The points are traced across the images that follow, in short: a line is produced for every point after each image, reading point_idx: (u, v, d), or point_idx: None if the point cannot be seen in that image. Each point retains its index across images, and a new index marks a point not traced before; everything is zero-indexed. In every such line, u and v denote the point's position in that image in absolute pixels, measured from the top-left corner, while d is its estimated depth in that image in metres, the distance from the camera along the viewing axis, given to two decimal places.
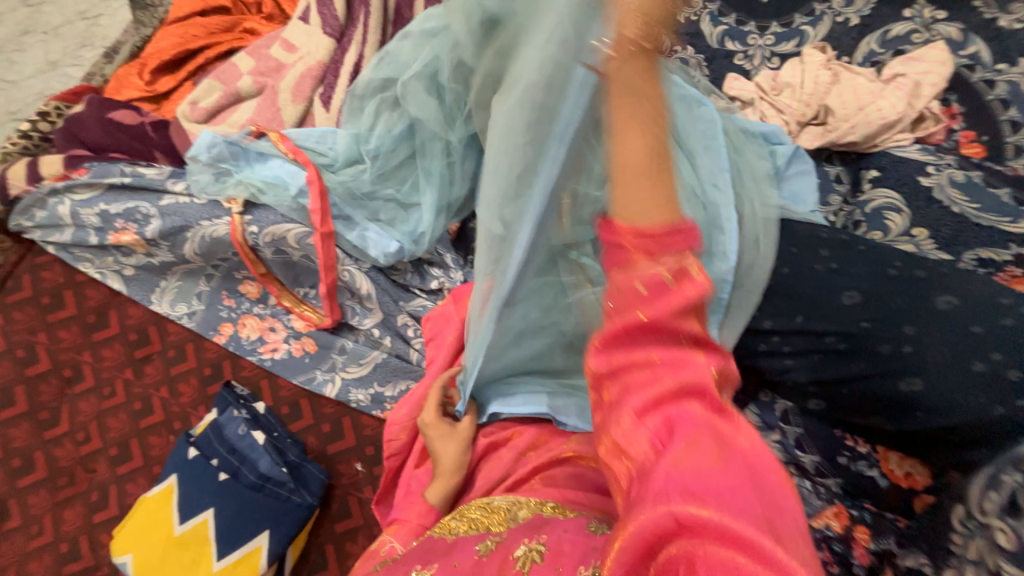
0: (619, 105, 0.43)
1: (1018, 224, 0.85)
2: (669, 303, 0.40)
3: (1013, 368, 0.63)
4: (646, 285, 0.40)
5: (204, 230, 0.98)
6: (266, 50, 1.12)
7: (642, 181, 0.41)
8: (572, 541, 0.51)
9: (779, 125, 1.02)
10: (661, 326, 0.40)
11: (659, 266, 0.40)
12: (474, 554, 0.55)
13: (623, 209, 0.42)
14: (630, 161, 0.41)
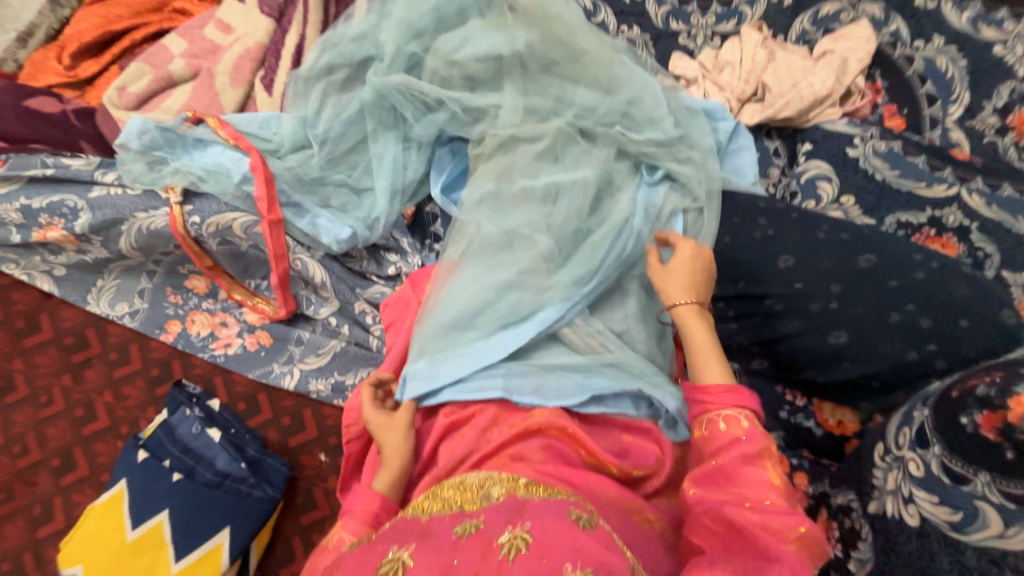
0: (698, 321, 0.70)
1: (932, 188, 0.93)
2: (739, 449, 0.61)
3: (924, 317, 0.70)
4: (722, 436, 0.62)
5: (140, 222, 0.93)
6: (199, 30, 1.06)
7: (712, 360, 0.68)
8: (556, 531, 0.52)
9: (721, 103, 1.06)
10: (735, 468, 0.60)
11: (728, 425, 0.63)
12: (453, 534, 0.54)
13: (702, 378, 0.67)
14: (706, 351, 0.68)
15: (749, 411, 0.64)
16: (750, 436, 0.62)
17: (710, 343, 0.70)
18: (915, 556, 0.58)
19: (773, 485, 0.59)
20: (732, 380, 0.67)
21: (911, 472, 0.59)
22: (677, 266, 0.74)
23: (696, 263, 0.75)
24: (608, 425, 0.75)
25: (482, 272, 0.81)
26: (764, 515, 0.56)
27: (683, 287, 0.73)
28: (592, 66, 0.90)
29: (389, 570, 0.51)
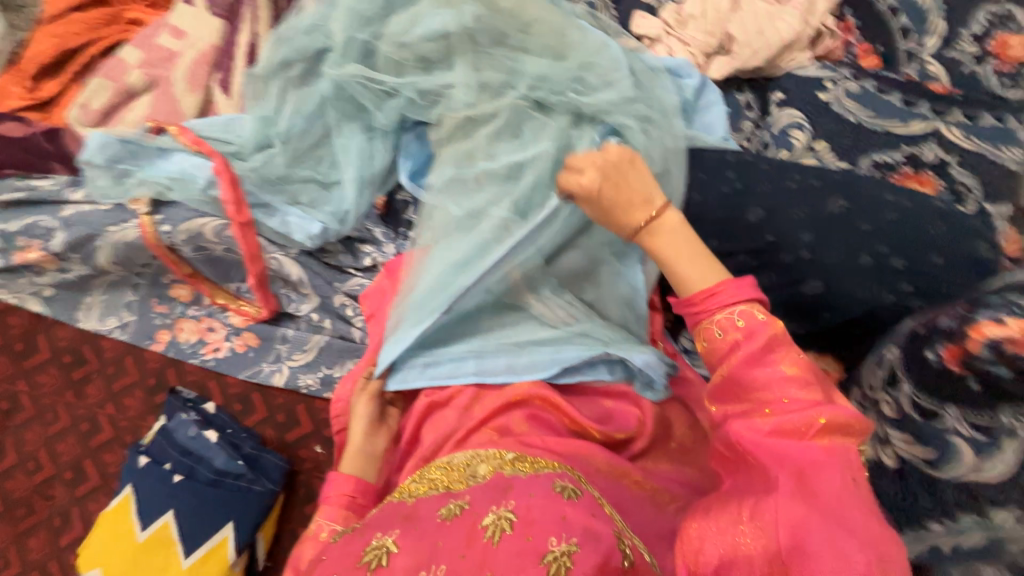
0: (666, 232, 0.62)
1: (908, 125, 0.91)
2: (754, 349, 0.55)
3: (896, 257, 0.69)
4: (729, 336, 0.57)
5: (113, 236, 0.95)
6: (153, 39, 1.05)
7: (697, 260, 0.61)
8: (540, 506, 0.50)
9: (685, 59, 1.02)
10: (755, 371, 0.55)
11: (731, 318, 0.57)
12: (437, 517, 0.53)
13: (690, 284, 0.60)
14: (684, 253, 0.61)
15: (745, 303, 0.58)
16: (750, 334, 0.56)
17: (685, 241, 0.61)
18: (895, 495, 0.57)
19: (790, 377, 0.54)
20: (716, 272, 0.60)
21: (886, 414, 0.58)
22: (601, 196, 0.63)
23: (615, 175, 0.63)
24: (589, 393, 0.75)
25: (444, 252, 0.81)
26: (779, 418, 0.53)
27: (626, 209, 0.62)
28: (547, 33, 0.89)
29: (374, 559, 0.51)
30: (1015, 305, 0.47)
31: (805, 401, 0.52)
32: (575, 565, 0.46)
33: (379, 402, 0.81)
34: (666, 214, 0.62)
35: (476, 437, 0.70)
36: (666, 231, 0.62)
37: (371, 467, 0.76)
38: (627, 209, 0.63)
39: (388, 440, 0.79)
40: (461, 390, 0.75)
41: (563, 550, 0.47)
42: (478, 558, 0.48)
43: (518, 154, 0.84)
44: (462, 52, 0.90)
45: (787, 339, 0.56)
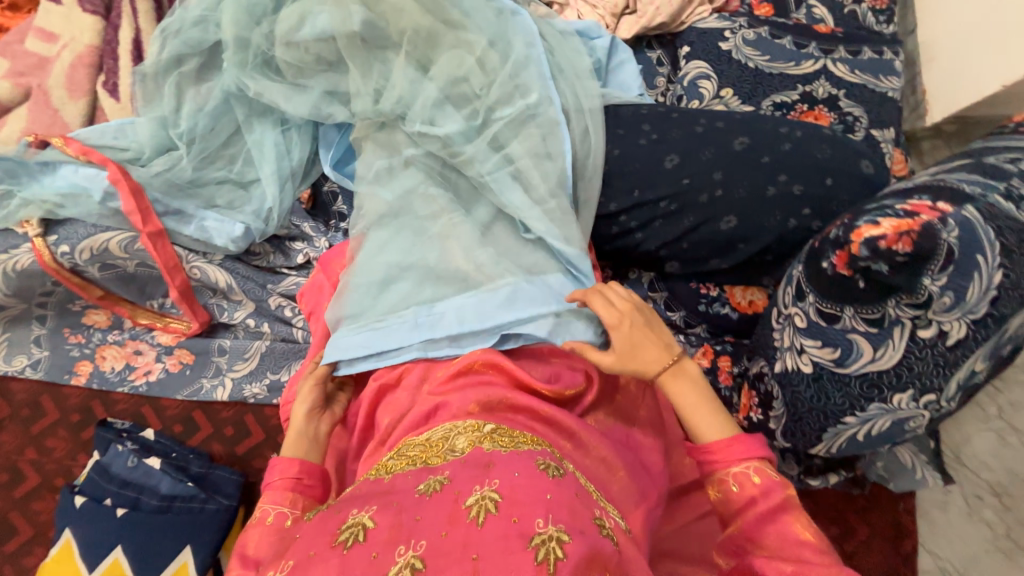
0: (682, 386, 0.67)
1: (800, 66, 0.98)
2: (766, 501, 0.59)
3: (795, 185, 0.75)
4: (740, 484, 0.61)
5: (4, 265, 0.86)
6: (19, 45, 0.94)
7: (708, 411, 0.65)
8: (526, 486, 0.48)
9: (594, 20, 1.04)
10: (767, 518, 0.58)
11: (746, 470, 0.61)
12: (417, 493, 0.50)
13: (702, 429, 0.65)
14: (695, 403, 0.66)
15: (758, 461, 0.62)
16: (766, 491, 0.60)
17: (702, 401, 0.66)
18: (814, 399, 0.65)
19: (802, 540, 0.56)
20: (730, 428, 0.64)
21: (798, 325, 0.63)
22: (627, 336, 0.68)
23: (644, 322, 0.69)
24: (533, 354, 0.74)
25: (392, 239, 0.80)
26: (798, 565, 0.54)
27: (648, 358, 0.68)
28: (430, 23, 0.85)
29: (350, 536, 0.47)
30: (888, 211, 0.53)
31: (822, 563, 0.54)
32: (565, 554, 0.43)
33: (324, 386, 0.78)
34: (681, 371, 0.68)
35: (437, 417, 0.65)
36: (685, 382, 0.67)
37: (314, 451, 0.73)
38: (649, 356, 0.68)
39: (331, 424, 0.76)
40: (410, 367, 0.74)
41: (551, 535, 0.44)
42: (461, 538, 0.45)
43: (433, 130, 0.82)
44: (350, 60, 0.85)
45: (796, 502, 0.59)
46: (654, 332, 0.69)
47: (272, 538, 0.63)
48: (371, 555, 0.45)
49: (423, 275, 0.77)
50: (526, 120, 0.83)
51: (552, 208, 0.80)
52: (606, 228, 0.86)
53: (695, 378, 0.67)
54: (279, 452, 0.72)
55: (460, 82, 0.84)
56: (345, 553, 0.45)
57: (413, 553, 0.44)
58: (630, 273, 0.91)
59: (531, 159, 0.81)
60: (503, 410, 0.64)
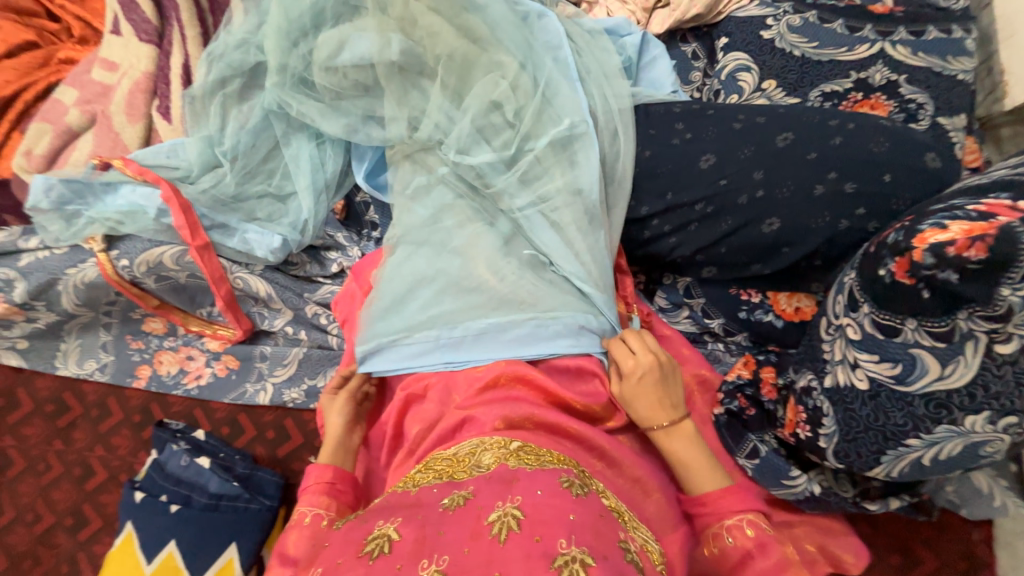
0: (688, 444, 0.70)
1: (854, 51, 0.89)
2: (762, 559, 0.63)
3: (848, 182, 0.69)
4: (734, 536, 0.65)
5: (74, 278, 0.95)
6: (86, 75, 1.03)
7: (705, 465, 0.69)
8: (548, 504, 0.47)
9: (624, 17, 1.01)
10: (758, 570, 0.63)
11: (739, 520, 0.66)
12: (441, 507, 0.50)
13: (698, 484, 0.69)
14: (694, 456, 0.69)
15: (752, 514, 0.66)
16: (761, 545, 0.64)
17: (701, 452, 0.70)
18: (872, 419, 0.59)
19: None
20: (724, 481, 0.69)
21: (851, 337, 0.58)
22: (637, 385, 0.71)
23: (662, 373, 0.72)
24: (563, 369, 0.74)
25: (428, 250, 0.82)
26: None
27: (656, 409, 0.71)
28: (456, 29, 0.86)
29: (375, 548, 0.47)
30: (958, 212, 0.48)
31: None
32: None
33: (356, 402, 0.81)
34: (684, 429, 0.71)
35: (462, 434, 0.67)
36: (685, 440, 0.70)
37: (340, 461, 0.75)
38: (656, 411, 0.71)
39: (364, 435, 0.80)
40: (435, 377, 0.75)
41: (575, 557, 0.42)
42: (483, 554, 0.44)
43: (466, 160, 0.83)
44: (386, 85, 0.87)
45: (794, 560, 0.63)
46: (667, 388, 0.72)
47: (308, 540, 0.65)
48: (395, 567, 0.44)
49: (451, 277, 0.79)
50: (561, 151, 0.82)
51: (582, 254, 0.79)
52: (637, 232, 0.84)
53: (695, 435, 0.71)
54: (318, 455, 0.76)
55: (489, 74, 0.84)
56: (371, 563, 0.45)
57: (435, 567, 0.44)
58: (663, 278, 0.90)
59: (556, 160, 0.81)
60: (529, 426, 0.66)
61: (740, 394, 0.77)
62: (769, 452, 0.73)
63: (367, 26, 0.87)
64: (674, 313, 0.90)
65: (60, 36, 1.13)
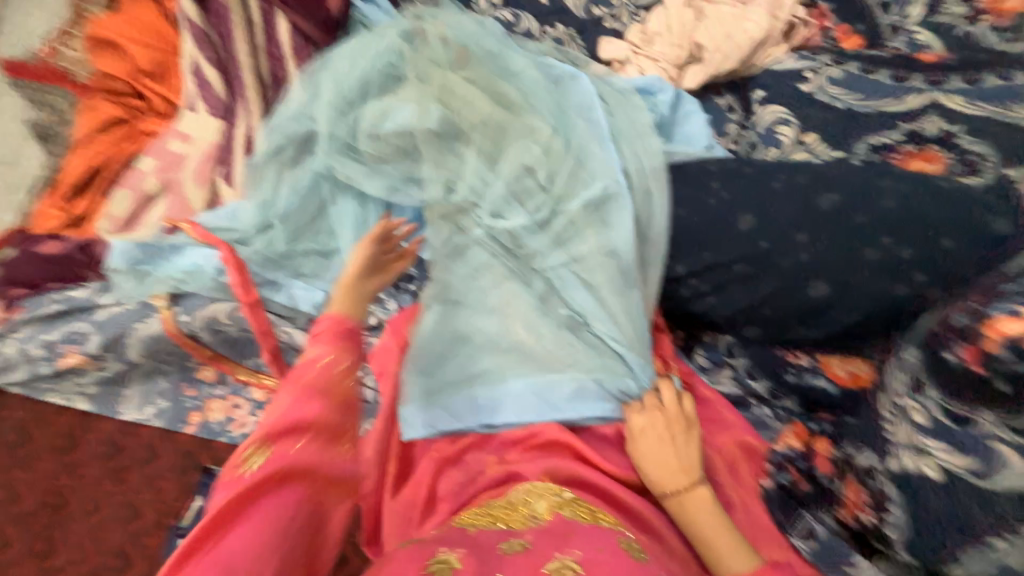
0: (708, 514, 0.65)
1: (903, 101, 0.86)
2: None
3: (903, 247, 0.65)
4: None
5: (140, 331, 1.03)
6: (164, 145, 1.15)
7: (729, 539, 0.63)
8: (606, 559, 0.53)
9: (657, 75, 1.02)
10: None
11: None
12: (500, 551, 0.55)
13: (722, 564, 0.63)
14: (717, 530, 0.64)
15: None
16: None
17: (723, 523, 0.64)
18: (949, 514, 0.52)
19: None
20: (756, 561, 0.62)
21: (916, 421, 0.55)
22: (648, 443, 0.70)
23: (670, 431, 0.70)
24: (603, 438, 0.75)
25: (468, 309, 0.83)
26: None
27: (669, 470, 0.68)
28: (492, 97, 0.91)
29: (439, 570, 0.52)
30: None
31: None
32: None
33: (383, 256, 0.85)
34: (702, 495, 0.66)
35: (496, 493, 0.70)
36: (704, 508, 0.65)
37: (360, 306, 0.75)
38: (668, 475, 0.68)
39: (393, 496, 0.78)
40: (471, 439, 0.78)
41: None
42: None
43: (499, 224, 0.85)
44: (424, 151, 0.91)
45: None
46: (677, 446, 0.69)
47: (328, 377, 0.66)
48: None
49: (488, 334, 0.81)
50: (593, 212, 0.82)
51: (615, 315, 0.78)
52: (675, 291, 0.81)
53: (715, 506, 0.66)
54: (329, 305, 0.74)
55: (524, 137, 0.87)
56: None
57: None
58: (703, 335, 0.85)
59: (589, 220, 0.82)
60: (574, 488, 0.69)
61: (791, 466, 0.69)
62: (829, 535, 0.64)
63: (409, 97, 0.92)
64: (714, 373, 0.84)
65: (143, 110, 1.28)
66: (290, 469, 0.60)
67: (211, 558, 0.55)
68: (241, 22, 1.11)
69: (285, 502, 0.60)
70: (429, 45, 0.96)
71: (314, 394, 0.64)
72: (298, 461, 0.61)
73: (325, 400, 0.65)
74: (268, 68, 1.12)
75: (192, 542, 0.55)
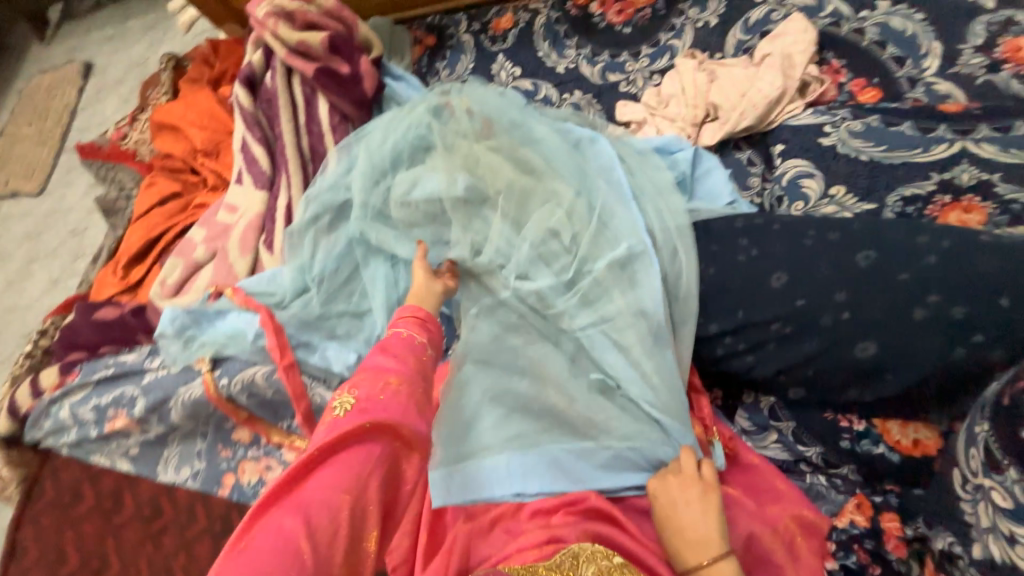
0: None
1: (932, 151, 0.85)
2: None
3: (956, 306, 0.62)
4: None
5: (182, 396, 1.06)
6: (214, 217, 1.25)
7: None
8: None
9: (675, 134, 1.06)
10: None
11: None
12: None
13: None
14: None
15: None
16: None
17: None
18: None
19: None
20: None
21: (999, 503, 0.49)
22: (670, 505, 0.66)
23: (691, 493, 0.66)
24: (643, 510, 0.72)
25: (499, 370, 0.82)
26: None
27: (689, 538, 0.62)
28: (516, 164, 0.96)
29: None
30: None
31: None
32: None
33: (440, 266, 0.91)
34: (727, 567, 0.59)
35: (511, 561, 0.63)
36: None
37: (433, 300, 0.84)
38: (687, 542, 0.62)
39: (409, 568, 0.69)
40: (504, 509, 0.73)
41: None
42: None
43: (527, 285, 0.86)
44: (453, 215, 0.95)
45: None
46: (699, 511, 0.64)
47: (407, 351, 0.71)
48: None
49: (519, 396, 0.80)
50: (620, 271, 0.83)
51: (648, 375, 0.77)
52: (710, 349, 0.79)
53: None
54: (405, 302, 0.82)
55: (548, 200, 0.91)
56: None
57: None
58: (744, 396, 0.82)
59: (617, 279, 0.82)
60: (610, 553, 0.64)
61: (860, 546, 0.64)
62: None
63: (438, 167, 0.98)
64: (761, 437, 0.80)
65: (197, 184, 1.40)
66: (378, 422, 0.62)
67: (295, 499, 0.54)
68: (286, 104, 1.22)
69: (369, 453, 0.60)
70: (455, 117, 1.02)
71: (402, 357, 0.70)
72: (384, 415, 0.63)
73: (411, 364, 0.70)
74: (309, 144, 1.22)
75: (275, 486, 0.55)
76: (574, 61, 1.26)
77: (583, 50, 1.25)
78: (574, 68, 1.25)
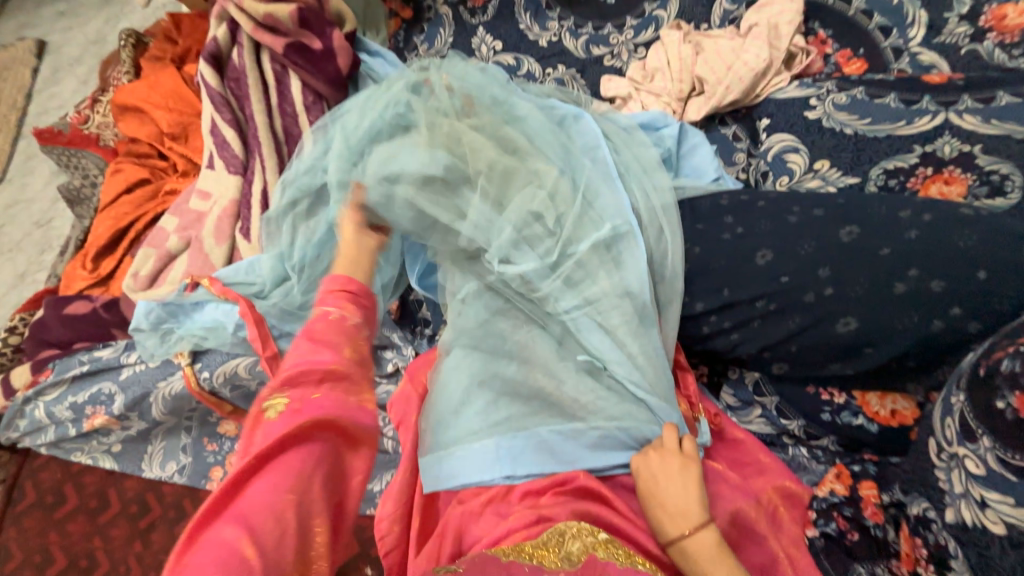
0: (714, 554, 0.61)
1: (915, 124, 0.85)
2: None
3: (934, 279, 0.63)
4: None
5: (163, 390, 1.04)
6: (186, 205, 1.20)
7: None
8: None
9: (660, 110, 1.04)
10: None
11: None
12: None
13: None
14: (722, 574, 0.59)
15: None
16: None
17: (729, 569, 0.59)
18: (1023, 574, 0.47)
19: None
20: None
21: (972, 471, 0.51)
22: (653, 482, 0.68)
23: (671, 467, 0.67)
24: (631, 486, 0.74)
25: (487, 355, 0.81)
26: None
27: (672, 511, 0.65)
28: (499, 142, 0.91)
29: None
30: None
31: None
32: None
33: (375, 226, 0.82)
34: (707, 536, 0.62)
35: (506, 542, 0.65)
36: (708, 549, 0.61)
37: (363, 270, 0.71)
38: (669, 515, 0.65)
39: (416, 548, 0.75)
40: (494, 492, 0.73)
41: None
42: None
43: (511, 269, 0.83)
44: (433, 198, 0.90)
45: None
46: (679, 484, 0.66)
47: (338, 335, 0.60)
48: None
49: (507, 380, 0.80)
50: (605, 253, 0.82)
51: (634, 356, 0.77)
52: (695, 328, 0.80)
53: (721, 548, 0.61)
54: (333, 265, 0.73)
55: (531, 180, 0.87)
56: None
57: None
58: (728, 372, 0.83)
59: (604, 261, 0.81)
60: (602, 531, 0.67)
61: (838, 514, 0.68)
62: None
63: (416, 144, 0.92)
64: (744, 412, 0.82)
65: (167, 171, 1.34)
66: (318, 419, 0.54)
67: (235, 507, 0.48)
68: (256, 82, 1.17)
69: (313, 452, 0.53)
70: (435, 95, 0.98)
71: (333, 343, 0.59)
72: (323, 412, 0.55)
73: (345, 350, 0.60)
74: (283, 125, 1.17)
75: (210, 500, 0.48)
76: (556, 34, 1.21)
77: (565, 23, 1.21)
78: (557, 41, 1.21)
